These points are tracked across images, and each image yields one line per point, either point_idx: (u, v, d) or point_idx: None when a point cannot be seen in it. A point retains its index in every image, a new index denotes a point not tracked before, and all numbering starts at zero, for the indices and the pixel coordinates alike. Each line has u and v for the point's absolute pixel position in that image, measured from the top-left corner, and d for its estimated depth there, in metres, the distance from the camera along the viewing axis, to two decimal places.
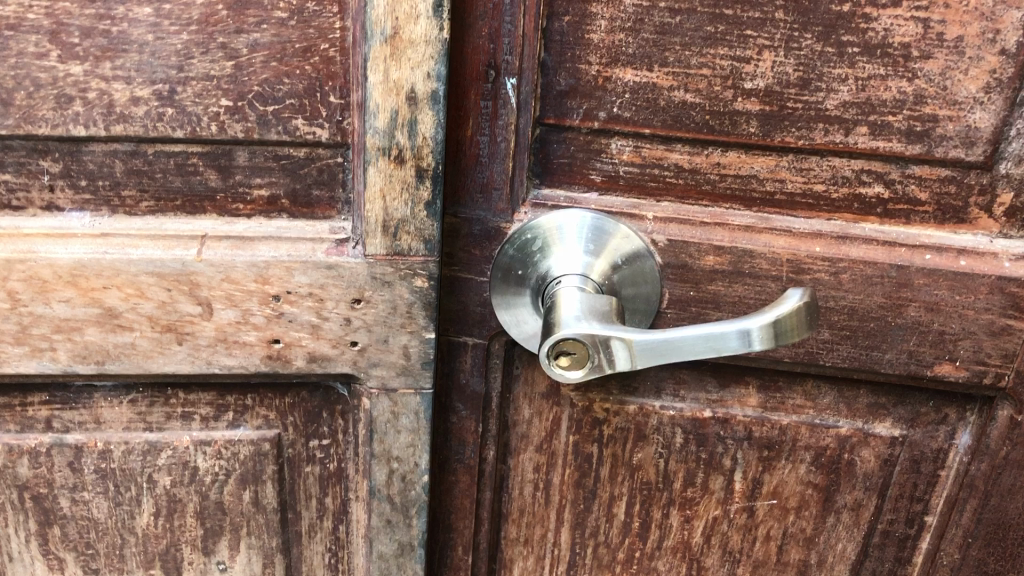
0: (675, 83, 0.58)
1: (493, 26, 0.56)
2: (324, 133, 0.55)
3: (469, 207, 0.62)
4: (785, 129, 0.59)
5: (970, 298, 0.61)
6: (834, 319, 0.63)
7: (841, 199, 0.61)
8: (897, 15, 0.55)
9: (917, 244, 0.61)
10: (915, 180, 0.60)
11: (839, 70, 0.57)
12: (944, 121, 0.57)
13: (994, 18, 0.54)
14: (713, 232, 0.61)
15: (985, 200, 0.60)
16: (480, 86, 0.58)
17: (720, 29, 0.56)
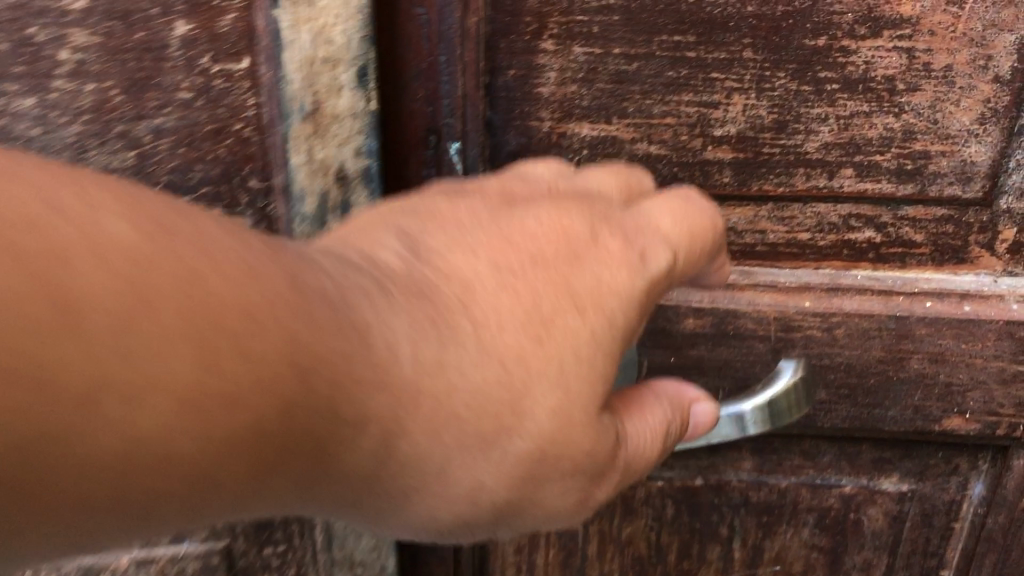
0: (638, 134, 0.52)
1: (430, 88, 0.50)
2: (246, 221, 0.48)
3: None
4: (762, 177, 0.53)
5: (978, 345, 0.56)
6: (831, 377, 0.57)
7: (829, 246, 0.55)
8: (878, 46, 0.49)
9: (915, 291, 0.55)
10: (908, 222, 0.54)
11: (818, 109, 0.51)
12: (937, 157, 0.52)
13: (985, 43, 0.49)
14: (690, 291, 0.55)
15: (985, 237, 0.55)
16: (420, 152, 0.52)
17: (682, 73, 0.50)
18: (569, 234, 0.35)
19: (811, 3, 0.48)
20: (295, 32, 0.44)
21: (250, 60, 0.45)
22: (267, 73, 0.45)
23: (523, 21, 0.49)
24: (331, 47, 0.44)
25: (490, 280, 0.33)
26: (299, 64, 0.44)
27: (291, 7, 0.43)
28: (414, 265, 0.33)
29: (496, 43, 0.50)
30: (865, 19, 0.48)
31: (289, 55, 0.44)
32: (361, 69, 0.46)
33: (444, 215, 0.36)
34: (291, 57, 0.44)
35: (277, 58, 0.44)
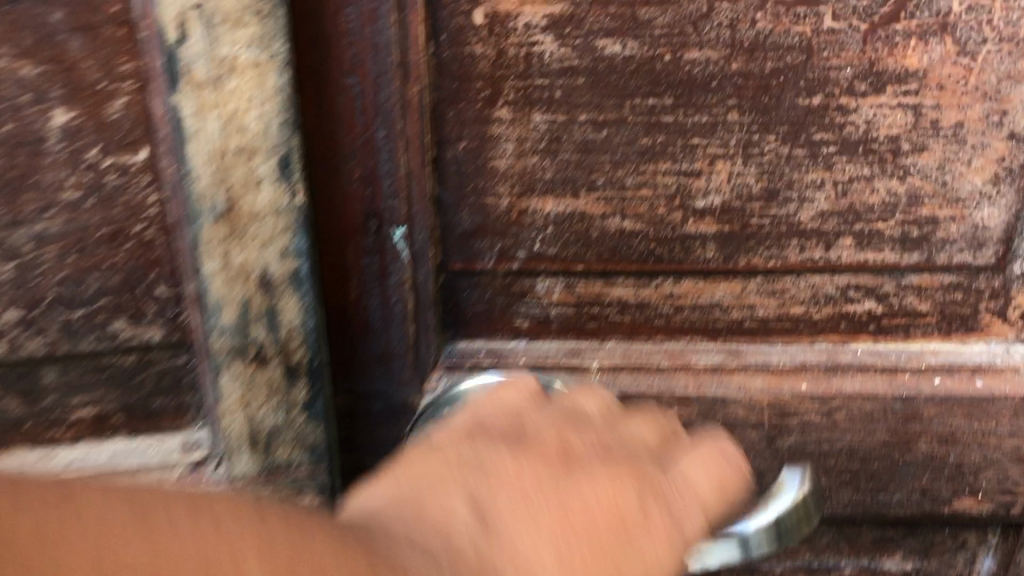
0: (609, 209, 0.46)
1: (367, 166, 0.44)
2: (155, 333, 0.41)
3: (366, 382, 0.50)
4: (751, 250, 0.47)
5: (991, 423, 0.50)
6: (831, 463, 0.51)
7: (824, 320, 0.49)
8: (881, 104, 0.43)
9: (922, 367, 0.49)
10: (912, 291, 0.48)
11: (813, 174, 0.45)
12: (946, 222, 0.46)
13: (1000, 96, 0.43)
14: (674, 379, 0.50)
15: (997, 303, 0.49)
16: (360, 240, 0.46)
17: (658, 140, 0.45)
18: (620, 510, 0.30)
19: (806, 58, 0.42)
20: (202, 120, 0.36)
21: (148, 149, 0.38)
22: (169, 166, 0.37)
23: (474, 87, 0.44)
24: (247, 134, 0.37)
25: (552, 573, 0.28)
26: (208, 157, 0.37)
27: (195, 92, 0.36)
28: (483, 545, 0.29)
29: (442, 111, 0.44)
30: (865, 74, 0.42)
31: (194, 146, 0.37)
32: (281, 157, 0.39)
33: (510, 473, 0.32)
34: (199, 150, 0.37)
35: (180, 150, 0.37)
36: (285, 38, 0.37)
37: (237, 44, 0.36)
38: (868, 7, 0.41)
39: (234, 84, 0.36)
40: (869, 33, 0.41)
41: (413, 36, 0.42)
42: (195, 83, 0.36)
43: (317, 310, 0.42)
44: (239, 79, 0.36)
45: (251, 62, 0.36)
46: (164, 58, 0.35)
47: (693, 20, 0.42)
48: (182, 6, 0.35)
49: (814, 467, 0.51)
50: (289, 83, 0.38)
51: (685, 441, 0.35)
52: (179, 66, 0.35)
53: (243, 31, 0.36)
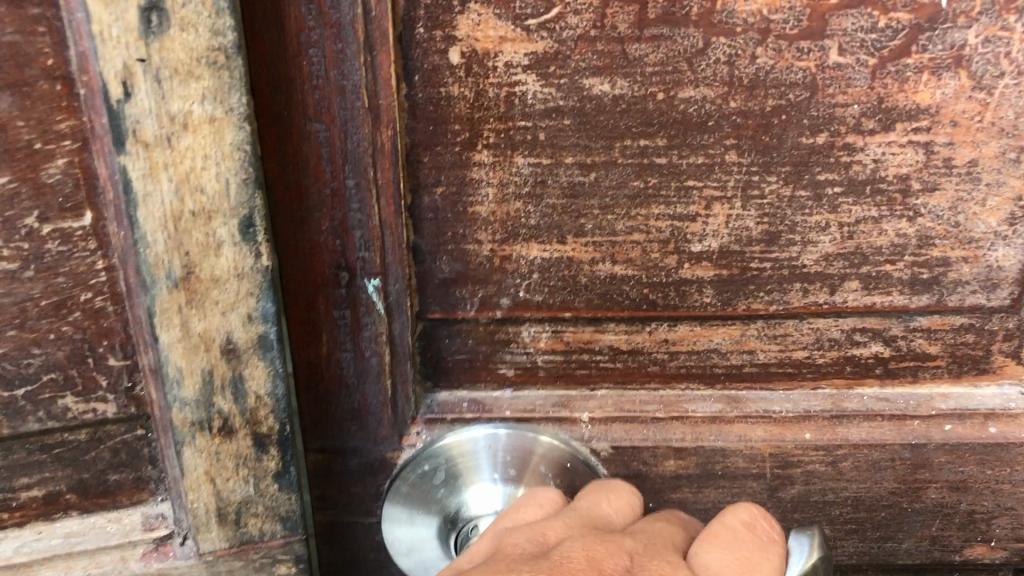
0: (600, 254, 0.43)
1: (336, 218, 0.40)
2: (108, 408, 0.40)
3: (341, 438, 0.47)
4: (751, 295, 0.44)
5: (1005, 471, 0.47)
6: (835, 513, 0.48)
7: (828, 363, 0.46)
8: (889, 142, 0.40)
9: (932, 414, 0.46)
10: (922, 333, 0.46)
11: (817, 217, 0.42)
12: (958, 264, 0.43)
13: (1017, 132, 0.40)
14: (669, 430, 0.47)
15: (1011, 344, 0.46)
16: (330, 293, 0.42)
17: (651, 183, 0.41)
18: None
19: (809, 95, 0.39)
20: (152, 181, 0.34)
21: (93, 213, 0.36)
22: (119, 232, 0.35)
23: (451, 130, 0.40)
24: (203, 196, 0.35)
25: None
26: (161, 222, 0.35)
27: (143, 152, 0.33)
28: None
29: (418, 156, 0.41)
30: (873, 111, 0.39)
31: (146, 210, 0.34)
32: (244, 217, 0.36)
33: None
34: (151, 213, 0.34)
35: (130, 216, 0.34)
36: (246, 89, 0.34)
37: (191, 99, 0.33)
38: (876, 41, 0.38)
39: (188, 141, 0.34)
40: (877, 68, 0.38)
41: (384, 81, 0.37)
42: (143, 142, 0.33)
43: (288, 377, 0.40)
44: (193, 136, 0.34)
45: (207, 117, 0.33)
46: (108, 116, 0.33)
47: (687, 57, 0.38)
48: (126, 60, 0.32)
49: (817, 516, 0.48)
50: (251, 138, 0.34)
51: (714, 532, 0.37)
52: (125, 126, 0.33)
53: (197, 85, 0.33)
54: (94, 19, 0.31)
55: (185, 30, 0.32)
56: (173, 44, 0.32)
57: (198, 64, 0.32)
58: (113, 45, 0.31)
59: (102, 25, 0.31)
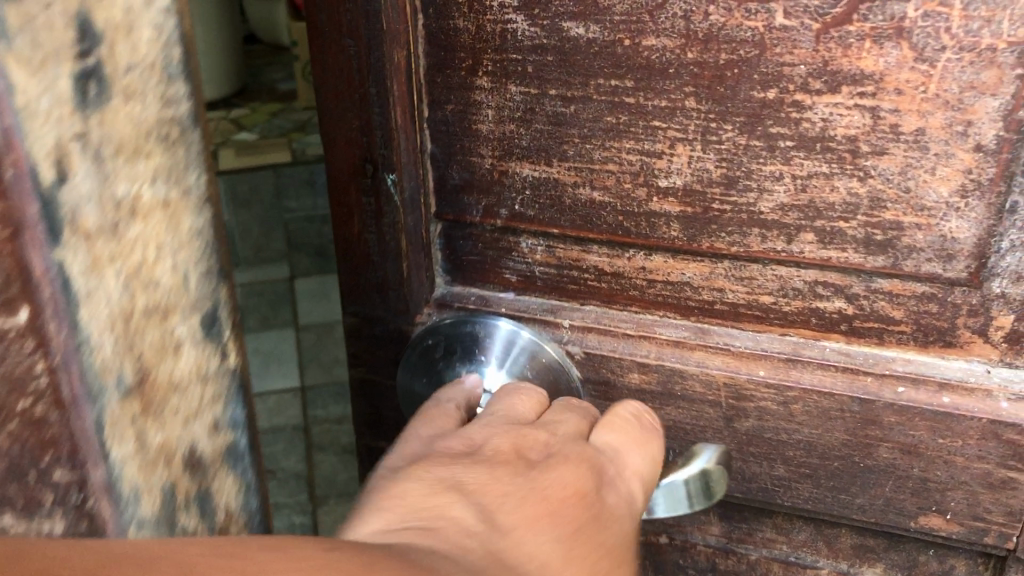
0: (579, 179, 0.50)
1: (363, 119, 0.52)
2: (57, 525, 0.29)
3: (369, 304, 0.59)
4: (713, 233, 0.49)
5: (958, 443, 0.49)
6: (789, 454, 0.53)
7: (794, 312, 0.50)
8: (837, 103, 0.43)
9: (886, 373, 0.49)
10: (884, 295, 0.48)
11: (771, 167, 0.46)
12: (912, 231, 0.45)
13: (963, 106, 0.42)
14: (637, 346, 0.54)
15: (977, 321, 0.47)
16: (360, 181, 0.54)
17: (622, 120, 0.47)
18: (578, 466, 0.41)
19: (758, 52, 0.43)
20: (94, 276, 0.29)
21: (31, 308, 0.26)
22: (62, 331, 0.27)
23: (458, 56, 0.49)
24: (156, 290, 0.33)
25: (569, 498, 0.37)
26: (108, 321, 0.30)
27: (84, 242, 0.28)
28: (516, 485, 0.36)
29: (432, 76, 0.50)
30: (819, 73, 0.43)
31: (91, 308, 0.29)
32: (207, 315, 0.36)
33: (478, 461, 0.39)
34: (96, 313, 0.29)
35: (74, 315, 0.28)
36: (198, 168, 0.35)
37: (143, 179, 0.31)
38: (819, 7, 0.41)
39: (138, 229, 0.31)
40: (821, 32, 0.42)
41: (397, 10, 0.48)
42: (85, 231, 0.28)
43: (252, 487, 0.41)
44: (144, 224, 0.32)
45: (165, 199, 0.33)
46: (41, 202, 0.26)
47: (649, 10, 0.44)
48: (58, 134, 0.27)
49: (771, 453, 0.53)
50: (205, 216, 0.35)
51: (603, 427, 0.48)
52: (66, 212, 0.27)
53: (147, 163, 0.31)
54: (19, 88, 0.25)
55: (128, 101, 0.30)
56: (118, 115, 0.30)
57: (146, 138, 0.31)
58: (44, 118, 0.26)
59: (32, 94, 0.25)
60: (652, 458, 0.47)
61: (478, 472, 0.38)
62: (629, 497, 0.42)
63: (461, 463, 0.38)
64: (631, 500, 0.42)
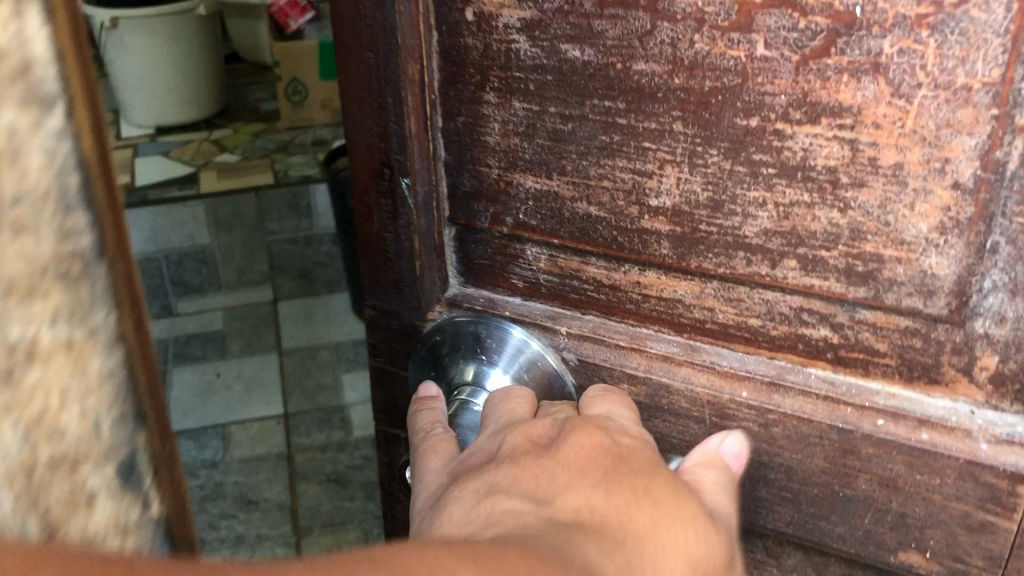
0: (577, 193, 0.50)
1: (381, 126, 0.53)
2: None
3: (386, 299, 0.60)
4: (701, 254, 0.48)
5: (936, 481, 0.46)
6: (772, 478, 0.52)
7: (782, 337, 0.48)
8: (816, 133, 0.41)
9: (866, 405, 0.47)
10: (868, 326, 0.45)
11: (755, 193, 0.44)
12: (892, 264, 0.43)
13: (940, 143, 0.39)
14: (628, 357, 0.53)
15: (961, 359, 0.44)
16: (379, 183, 0.55)
17: (615, 139, 0.47)
18: (593, 455, 0.42)
19: (741, 81, 0.42)
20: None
21: None
22: None
23: (468, 72, 0.49)
24: (64, 438, 0.33)
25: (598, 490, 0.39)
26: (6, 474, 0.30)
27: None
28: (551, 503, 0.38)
29: (446, 90, 0.51)
30: (799, 103, 0.41)
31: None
32: (128, 462, 0.37)
33: (513, 480, 0.40)
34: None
35: None
36: (103, 302, 0.35)
37: (38, 321, 0.31)
38: (798, 40, 0.40)
39: (37, 376, 0.31)
40: (801, 64, 0.40)
41: (411, 24, 0.49)
42: None
43: None
44: (42, 368, 0.31)
45: (67, 342, 0.32)
46: None
47: (638, 36, 0.43)
48: None
49: (754, 472, 0.52)
50: (109, 356, 0.35)
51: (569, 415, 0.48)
52: None
53: (44, 301, 0.31)
54: None
55: (18, 235, 0.30)
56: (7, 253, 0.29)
57: (43, 275, 0.31)
58: None
59: None
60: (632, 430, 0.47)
61: (523, 501, 0.38)
62: (623, 456, 0.42)
63: (501, 486, 0.40)
64: (628, 458, 0.42)
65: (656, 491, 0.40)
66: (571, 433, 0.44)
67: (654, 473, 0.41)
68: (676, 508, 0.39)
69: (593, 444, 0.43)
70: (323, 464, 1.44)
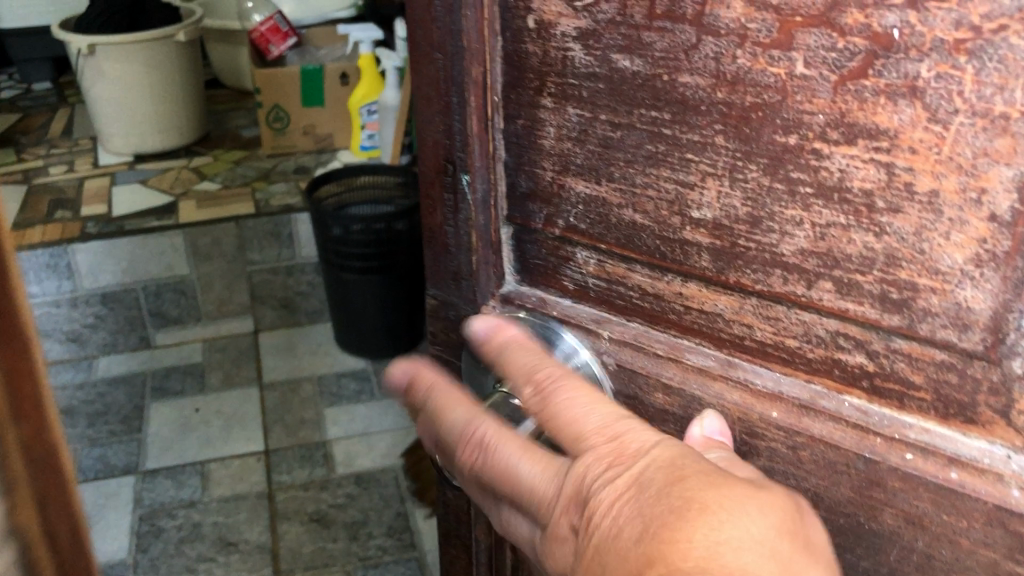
0: (623, 200, 0.41)
1: (446, 125, 0.47)
2: None
3: (445, 291, 0.53)
4: (739, 272, 0.38)
5: (963, 524, 0.35)
6: None
7: (817, 361, 0.38)
8: (853, 155, 0.33)
9: (895, 437, 0.36)
10: (903, 358, 0.35)
11: (792, 212, 0.35)
12: (926, 293, 0.33)
13: (975, 173, 0.30)
14: (664, 366, 0.43)
15: (999, 402, 0.33)
16: (442, 179, 0.49)
17: (660, 149, 0.38)
18: (614, 497, 0.38)
19: (780, 99, 0.33)
20: None
21: None
22: None
23: (528, 77, 0.42)
24: None
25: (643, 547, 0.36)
26: None
27: None
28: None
29: (507, 94, 0.44)
30: (837, 125, 0.32)
31: None
32: None
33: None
34: None
35: None
36: None
37: None
38: (835, 61, 0.31)
39: None
40: (839, 85, 0.32)
41: (477, 27, 0.43)
42: None
43: None
44: None
45: None
46: None
47: (684, 49, 0.36)
48: None
49: None
50: None
51: (508, 439, 0.43)
52: None
53: None
54: None
55: None
56: None
57: None
58: None
59: None
60: (576, 387, 0.42)
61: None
62: (616, 459, 0.39)
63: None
64: (622, 454, 0.39)
65: (695, 494, 0.36)
66: (563, 504, 0.40)
67: (661, 470, 0.38)
68: (715, 493, 0.36)
69: (600, 499, 0.38)
70: (305, 503, 1.39)
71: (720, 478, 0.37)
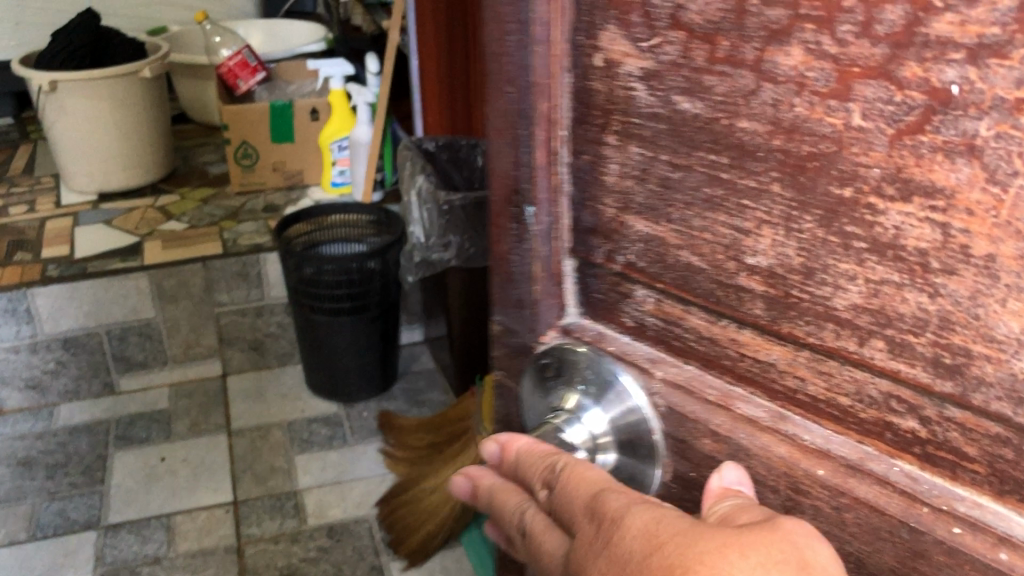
0: (680, 241, 0.39)
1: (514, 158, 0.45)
2: None
3: (510, 319, 0.51)
4: (792, 322, 0.35)
5: None
6: None
7: (869, 423, 0.35)
8: (908, 212, 0.30)
9: (945, 511, 0.32)
10: (957, 427, 0.32)
11: (846, 266, 0.32)
12: (980, 361, 0.30)
13: None
14: (714, 416, 0.40)
15: None
16: (508, 209, 0.47)
17: (717, 193, 0.36)
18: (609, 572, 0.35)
19: (837, 149, 0.31)
20: None
21: None
22: None
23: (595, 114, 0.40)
24: None
25: None
26: None
27: None
28: None
29: (576, 129, 0.42)
30: (893, 180, 0.30)
31: None
32: None
33: None
34: None
35: None
36: None
37: None
38: (893, 114, 0.29)
39: None
40: (896, 138, 0.29)
41: (547, 62, 0.41)
42: None
43: None
44: None
45: None
46: None
47: (742, 95, 0.33)
48: None
49: None
50: None
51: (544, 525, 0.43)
52: None
53: None
54: None
55: None
56: None
57: None
58: None
59: None
60: (575, 474, 0.41)
61: None
62: (596, 532, 0.38)
63: None
64: (603, 518, 0.38)
65: (681, 552, 0.33)
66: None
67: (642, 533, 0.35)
68: (702, 556, 0.33)
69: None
70: (276, 557, 1.34)
71: (708, 534, 0.34)
